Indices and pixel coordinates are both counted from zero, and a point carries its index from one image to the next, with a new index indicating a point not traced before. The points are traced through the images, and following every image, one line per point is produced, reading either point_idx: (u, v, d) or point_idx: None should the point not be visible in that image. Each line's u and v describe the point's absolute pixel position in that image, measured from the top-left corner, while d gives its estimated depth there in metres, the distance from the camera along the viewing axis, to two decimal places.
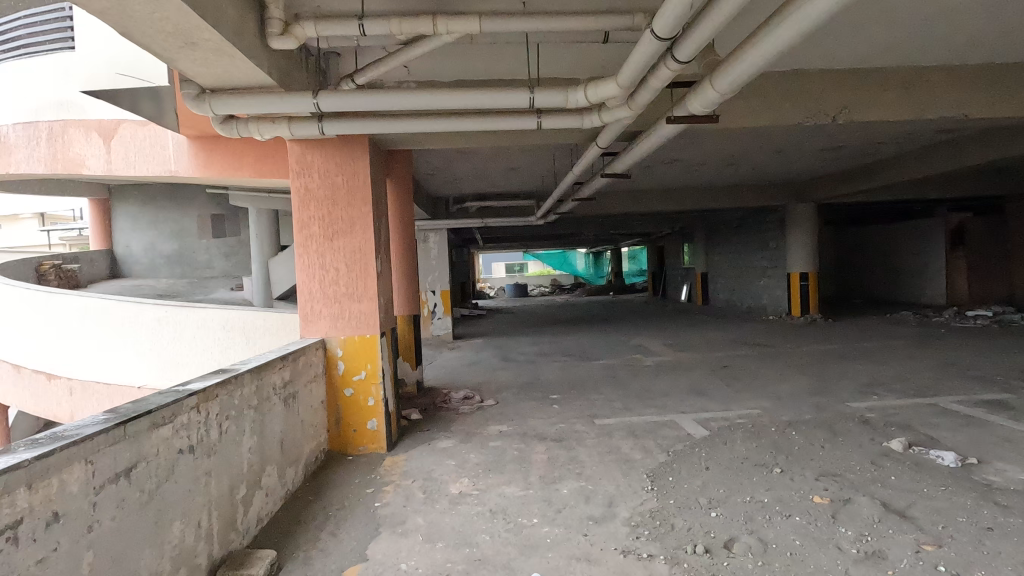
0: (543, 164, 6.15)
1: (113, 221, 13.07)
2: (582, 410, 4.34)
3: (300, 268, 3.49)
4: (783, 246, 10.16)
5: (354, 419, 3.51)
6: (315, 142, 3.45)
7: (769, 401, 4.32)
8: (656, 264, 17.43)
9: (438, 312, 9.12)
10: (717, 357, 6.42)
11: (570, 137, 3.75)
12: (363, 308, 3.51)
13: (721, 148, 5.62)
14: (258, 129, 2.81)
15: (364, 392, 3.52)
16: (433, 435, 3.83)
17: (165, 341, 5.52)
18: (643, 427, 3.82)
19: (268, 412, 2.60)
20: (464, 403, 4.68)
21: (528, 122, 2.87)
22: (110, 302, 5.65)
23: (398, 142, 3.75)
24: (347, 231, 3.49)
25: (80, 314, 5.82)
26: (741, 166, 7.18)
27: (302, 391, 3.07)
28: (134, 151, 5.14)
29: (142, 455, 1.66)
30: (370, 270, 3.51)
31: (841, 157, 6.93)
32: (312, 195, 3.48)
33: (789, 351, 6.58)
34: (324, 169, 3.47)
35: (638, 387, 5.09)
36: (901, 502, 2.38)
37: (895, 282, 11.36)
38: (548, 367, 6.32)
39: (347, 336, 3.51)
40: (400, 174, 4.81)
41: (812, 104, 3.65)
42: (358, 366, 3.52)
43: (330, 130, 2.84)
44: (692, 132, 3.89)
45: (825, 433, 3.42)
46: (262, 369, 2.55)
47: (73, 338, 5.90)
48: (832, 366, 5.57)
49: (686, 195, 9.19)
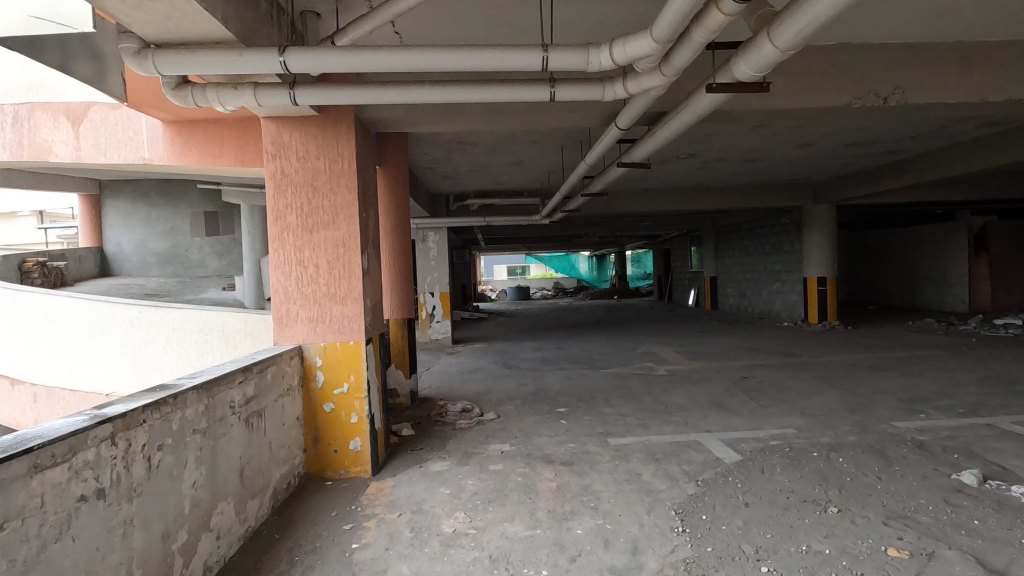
0: (551, 157, 5.72)
1: (103, 218, 12.64)
2: (593, 427, 3.88)
3: (275, 264, 3.05)
4: (799, 249, 9.71)
5: (334, 438, 3.06)
6: (294, 121, 3.02)
7: (803, 419, 3.85)
8: (662, 267, 17.03)
9: (438, 314, 8.68)
10: (735, 366, 5.95)
11: (584, 118, 3.30)
12: (346, 310, 3.06)
13: (745, 139, 5.18)
14: (217, 98, 2.35)
15: (347, 407, 3.07)
16: (425, 456, 3.38)
17: (138, 344, 5.08)
18: (664, 448, 3.36)
19: (223, 436, 2.15)
20: (462, 416, 4.23)
21: (539, 94, 2.42)
22: (79, 301, 5.20)
23: (390, 122, 3.32)
24: (329, 223, 3.04)
25: (50, 315, 5.38)
26: (761, 162, 6.75)
27: (271, 405, 2.62)
28: (106, 136, 4.71)
29: (14, 513, 1.21)
30: (355, 267, 3.05)
31: (868, 154, 6.50)
32: (289, 180, 3.04)
33: (813, 361, 6.11)
34: (304, 152, 3.03)
35: (653, 400, 4.64)
36: (998, 559, 1.93)
37: (914, 288, 10.89)
38: (553, 376, 5.86)
39: (329, 342, 3.06)
40: (394, 162, 4.36)
41: (861, 82, 3.21)
42: (340, 377, 3.06)
43: (304, 100, 2.39)
44: (722, 116, 3.45)
45: (878, 460, 2.97)
46: (215, 384, 2.11)
47: (43, 341, 5.46)
48: (863, 378, 5.10)
49: (698, 193, 8.76)
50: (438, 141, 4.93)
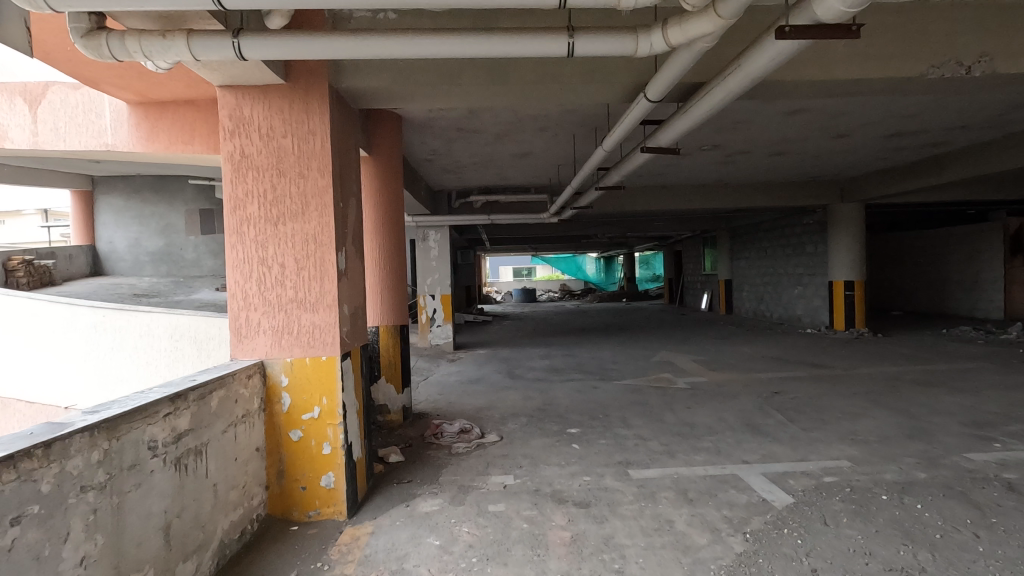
0: (560, 147, 5.20)
1: (96, 215, 12.19)
2: (611, 455, 3.34)
3: (232, 263, 2.53)
4: (822, 251, 9.13)
5: (302, 473, 2.54)
6: (256, 92, 2.51)
7: (856, 448, 3.30)
8: (673, 269, 16.47)
9: (438, 318, 8.15)
10: (763, 379, 5.39)
11: (603, 89, 2.78)
12: (317, 319, 2.54)
13: (778, 126, 4.65)
14: (141, 49, 1.83)
15: (317, 435, 2.54)
16: (413, 491, 2.85)
17: (102, 350, 4.64)
18: (698, 485, 2.83)
19: (136, 488, 1.64)
20: (459, 438, 3.70)
21: (554, 49, 1.92)
22: (40, 304, 4.76)
23: (375, 96, 2.82)
24: (297, 213, 2.52)
25: (15, 319, 4.99)
26: (789, 156, 6.21)
27: (215, 439, 2.10)
28: (66, 120, 4.22)
29: None
30: (329, 266, 2.54)
31: (906, 147, 5.95)
32: (250, 163, 2.52)
33: (848, 373, 5.54)
34: (267, 128, 2.52)
35: (676, 419, 4.09)
36: None
37: (943, 293, 10.28)
38: (561, 389, 5.32)
39: (297, 357, 2.54)
40: (387, 150, 3.90)
41: (939, 47, 2.67)
42: (309, 401, 2.54)
43: (253, 53, 1.88)
44: (767, 91, 2.91)
45: (967, 509, 2.42)
46: (122, 421, 1.59)
47: (9, 346, 5.09)
48: (911, 396, 4.54)
49: (716, 190, 8.19)
50: (437, 126, 4.44)
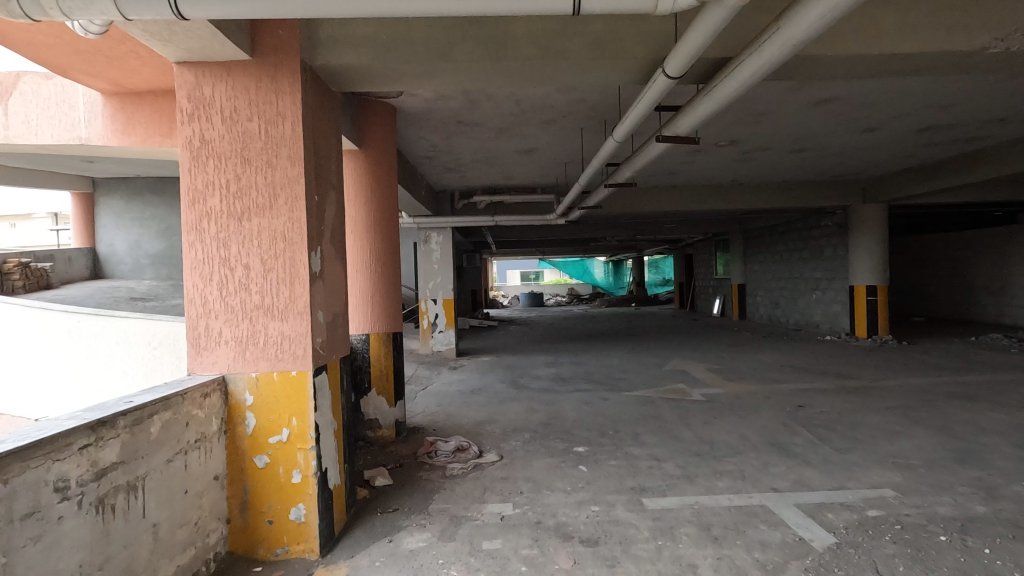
0: (567, 142, 4.88)
1: (96, 216, 11.94)
2: (622, 479, 2.99)
3: (189, 264, 2.21)
4: (842, 254, 8.72)
5: (269, 505, 2.22)
6: (218, 68, 2.20)
7: (899, 474, 2.93)
8: (684, 274, 16.07)
9: (440, 324, 7.81)
10: (785, 392, 5.00)
11: (616, 66, 2.44)
12: (287, 327, 2.22)
13: (803, 118, 4.29)
14: (57, 6, 1.52)
15: (285, 461, 2.22)
16: (399, 523, 2.52)
17: (92, 353, 4.91)
18: (724, 519, 2.47)
19: (32, 543, 1.31)
20: (454, 458, 3.36)
21: (557, 6, 1.57)
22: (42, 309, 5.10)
23: (355, 76, 2.50)
24: (264, 206, 2.21)
25: (17, 325, 5.35)
26: (811, 153, 5.83)
27: (156, 472, 1.78)
28: (38, 111, 3.94)
29: None
30: (299, 267, 2.21)
31: (938, 143, 5.55)
32: (212, 149, 2.21)
33: (877, 385, 5.14)
34: (231, 110, 2.20)
35: (693, 437, 3.73)
36: None
37: (968, 298, 9.82)
38: (568, 401, 4.96)
39: (263, 372, 2.22)
40: (379, 143, 3.61)
41: (1003, 16, 2.33)
42: (277, 422, 2.22)
43: (194, 10, 1.56)
44: (802, 70, 2.56)
45: None
46: (13, 462, 1.27)
47: (16, 350, 5.48)
48: (950, 411, 4.14)
49: (731, 190, 7.82)
50: (434, 118, 4.13)
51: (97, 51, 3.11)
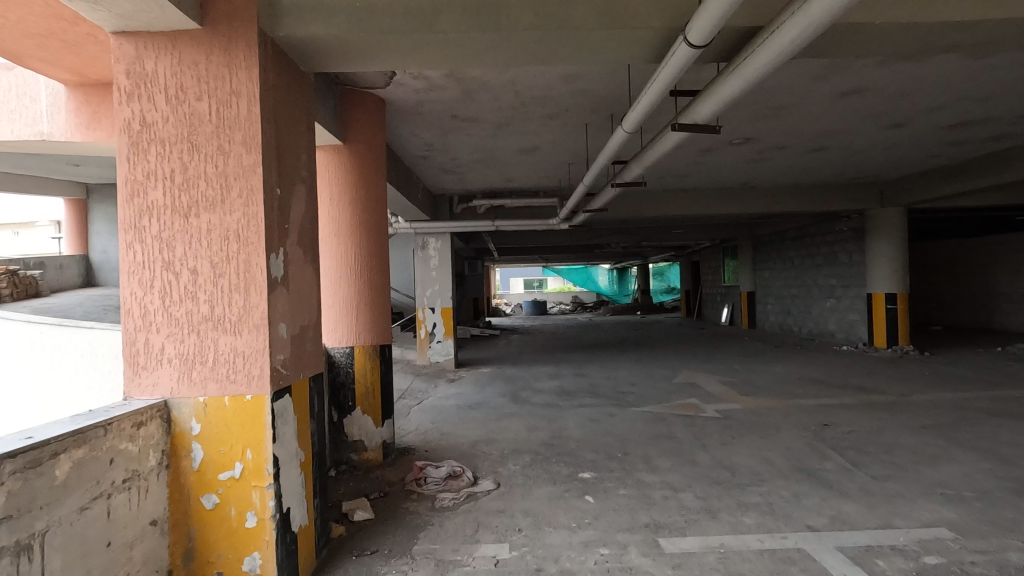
0: (572, 139, 4.55)
1: (90, 223, 11.66)
2: (634, 513, 2.63)
3: (127, 267, 1.88)
4: (858, 260, 8.36)
5: (218, 554, 1.87)
6: (163, 39, 1.88)
7: (952, 509, 2.56)
8: (691, 281, 15.68)
9: (438, 333, 7.49)
10: (808, 408, 4.62)
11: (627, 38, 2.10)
12: (241, 341, 1.88)
13: (827, 112, 3.95)
14: None
15: (238, 502, 1.87)
16: (375, 570, 2.17)
17: None
18: (755, 567, 2.10)
19: None
20: (446, 486, 3.00)
21: None
22: None
23: (325, 51, 2.17)
24: (215, 200, 1.88)
25: None
26: (829, 152, 5.49)
27: (65, 525, 1.44)
28: None
29: None
30: (253, 271, 1.88)
31: (966, 141, 5.21)
32: (155, 133, 1.88)
33: (906, 401, 4.76)
34: (177, 87, 1.88)
35: (712, 461, 3.37)
36: None
37: (989, 306, 9.42)
38: (572, 417, 4.59)
39: (212, 396, 1.88)
40: (365, 138, 3.29)
41: None
42: (229, 455, 1.88)
43: None
44: (842, 44, 2.21)
45: None
46: None
47: None
48: (992, 431, 3.77)
49: (741, 193, 7.48)
50: (427, 113, 3.82)
51: (50, 35, 2.78)
